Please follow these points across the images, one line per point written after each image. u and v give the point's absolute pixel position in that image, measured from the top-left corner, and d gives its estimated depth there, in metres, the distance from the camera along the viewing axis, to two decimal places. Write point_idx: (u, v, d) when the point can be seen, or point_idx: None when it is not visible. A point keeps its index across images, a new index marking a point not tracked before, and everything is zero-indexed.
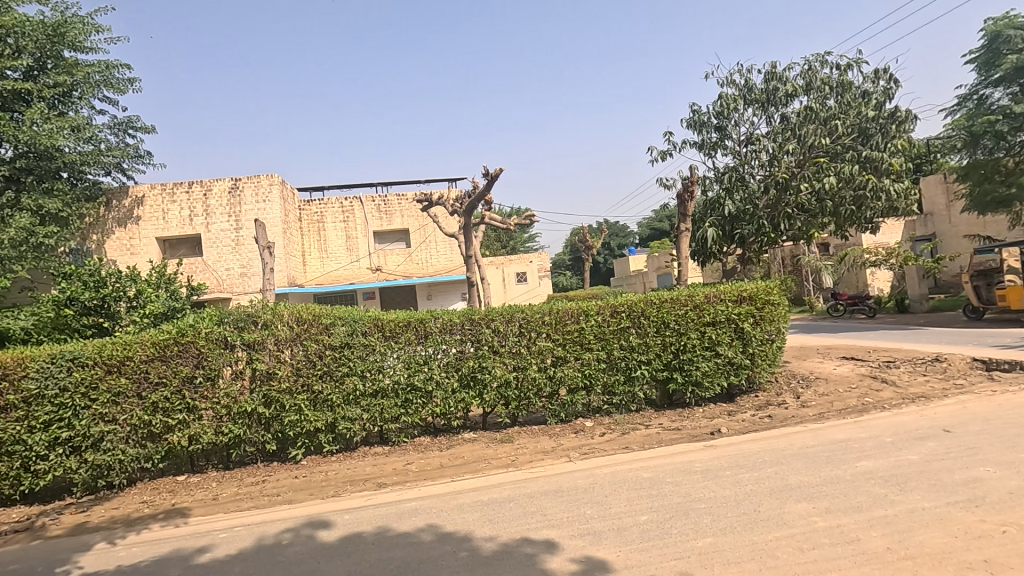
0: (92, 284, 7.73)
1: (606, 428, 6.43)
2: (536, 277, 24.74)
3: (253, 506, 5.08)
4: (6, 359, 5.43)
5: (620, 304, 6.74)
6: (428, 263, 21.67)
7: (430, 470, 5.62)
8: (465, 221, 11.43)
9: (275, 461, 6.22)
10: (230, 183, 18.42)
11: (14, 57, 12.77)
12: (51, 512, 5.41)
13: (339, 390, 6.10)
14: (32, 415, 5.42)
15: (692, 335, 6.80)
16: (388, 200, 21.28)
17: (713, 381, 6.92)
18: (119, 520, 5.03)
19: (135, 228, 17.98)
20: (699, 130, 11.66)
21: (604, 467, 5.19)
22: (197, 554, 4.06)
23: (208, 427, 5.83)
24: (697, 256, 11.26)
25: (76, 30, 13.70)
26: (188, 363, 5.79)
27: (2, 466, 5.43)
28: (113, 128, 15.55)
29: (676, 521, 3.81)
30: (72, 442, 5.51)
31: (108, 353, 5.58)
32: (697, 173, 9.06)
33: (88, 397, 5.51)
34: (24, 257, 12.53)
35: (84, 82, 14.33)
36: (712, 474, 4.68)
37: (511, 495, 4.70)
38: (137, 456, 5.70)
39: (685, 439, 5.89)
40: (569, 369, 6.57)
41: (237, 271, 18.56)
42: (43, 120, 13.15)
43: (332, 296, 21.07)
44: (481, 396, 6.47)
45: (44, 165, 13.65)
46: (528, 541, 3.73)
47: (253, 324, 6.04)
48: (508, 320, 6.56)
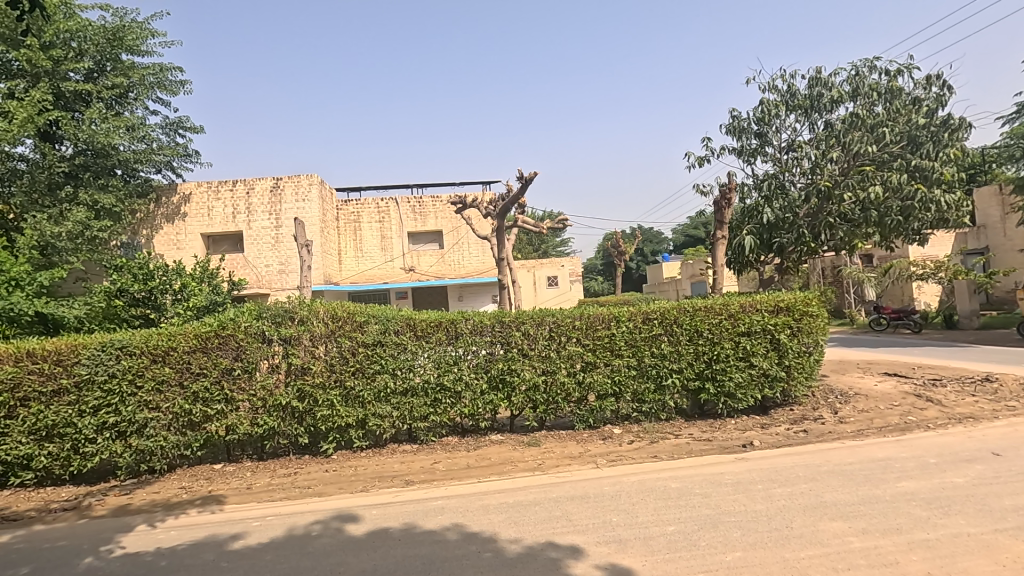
0: (142, 276, 8.10)
1: (635, 436, 6.37)
2: (568, 281, 24.68)
3: (284, 497, 5.21)
4: (60, 346, 5.72)
5: (652, 311, 6.67)
6: (460, 264, 21.81)
7: (457, 470, 5.66)
8: (499, 224, 11.46)
9: (306, 454, 6.37)
10: (272, 183, 18.99)
11: (76, 60, 13.54)
12: (97, 493, 5.67)
13: (370, 388, 6.21)
14: (83, 399, 5.70)
15: (726, 345, 6.67)
16: (423, 202, 21.57)
17: (746, 392, 6.76)
18: (159, 504, 5.23)
19: (181, 224, 18.68)
20: (738, 136, 11.46)
21: (631, 476, 5.13)
22: (231, 541, 4.19)
23: (244, 419, 6.01)
24: (733, 264, 10.90)
25: (135, 34, 14.28)
26: (227, 355, 5.99)
27: (53, 447, 5.72)
28: (165, 128, 16.21)
29: (705, 533, 3.74)
30: (118, 427, 5.78)
31: (154, 343, 5.83)
32: (734, 180, 8.87)
33: (134, 385, 5.77)
34: (79, 250, 13.30)
35: (140, 84, 14.96)
36: (743, 488, 4.57)
37: (536, 498, 4.70)
38: (177, 444, 5.92)
39: (716, 451, 5.77)
40: (598, 375, 6.52)
41: (276, 268, 19.06)
42: (101, 120, 13.87)
43: (366, 295, 21.42)
44: (509, 399, 6.49)
45: (100, 162, 14.35)
46: (552, 546, 3.72)
47: (290, 320, 6.22)
48: (539, 323, 6.57)
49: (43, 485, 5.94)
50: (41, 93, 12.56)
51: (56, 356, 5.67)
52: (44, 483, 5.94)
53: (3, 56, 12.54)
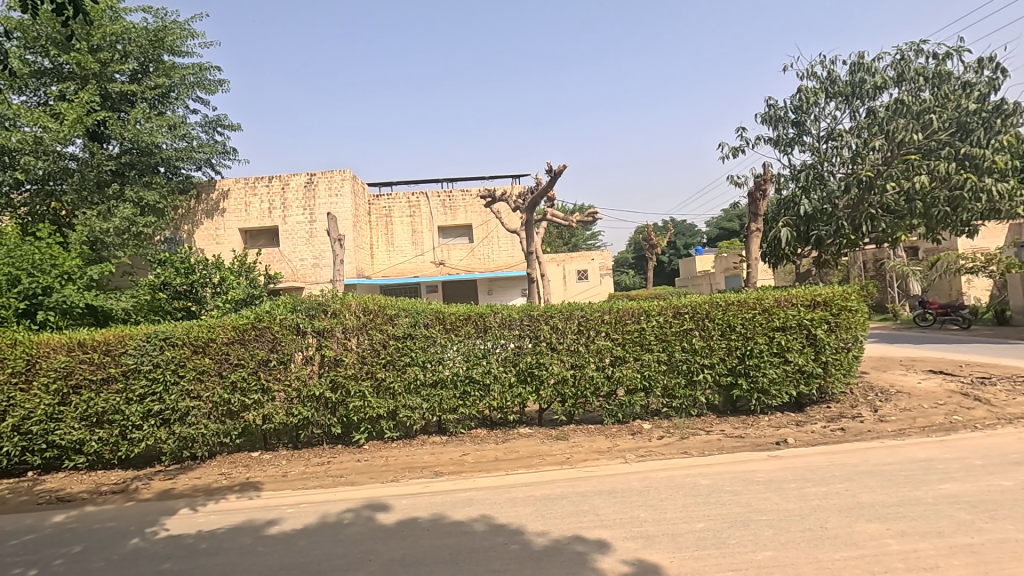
0: (183, 270, 8.48)
1: (665, 431, 6.31)
2: (598, 275, 24.46)
3: (318, 485, 5.36)
4: (108, 336, 6.03)
5: (683, 305, 6.56)
6: (490, 258, 21.84)
7: (485, 462, 5.71)
8: (528, 218, 11.39)
9: (339, 444, 6.51)
10: (306, 178, 19.44)
11: (121, 62, 13.97)
12: (143, 477, 5.94)
13: (401, 379, 6.31)
14: (130, 387, 6.00)
15: (759, 340, 6.51)
16: (452, 196, 21.68)
17: (781, 389, 6.59)
18: (201, 489, 5.44)
19: (221, 219, 19.27)
20: (774, 126, 11.12)
21: (661, 472, 5.08)
22: (267, 526, 4.33)
23: (280, 409, 6.19)
24: (768, 257, 10.69)
25: (175, 34, 14.71)
26: (264, 346, 6.17)
27: (103, 433, 6.03)
28: (204, 126, 16.70)
29: (735, 531, 3.69)
30: (162, 415, 6.05)
31: (195, 335, 6.07)
32: (770, 170, 8.63)
33: (177, 374, 6.03)
34: (125, 245, 13.96)
35: (181, 83, 15.31)
36: (776, 486, 4.48)
37: (564, 491, 4.71)
38: (217, 432, 6.14)
39: (748, 448, 5.67)
40: (628, 370, 6.47)
41: (310, 262, 19.48)
42: (145, 119, 14.31)
43: (397, 289, 21.75)
44: (538, 392, 6.50)
45: (144, 160, 14.80)
46: (579, 539, 3.73)
47: (323, 313, 6.35)
48: (567, 317, 6.56)
49: (94, 468, 6.26)
50: (90, 94, 13.23)
51: (105, 346, 5.98)
52: (95, 467, 6.27)
53: (56, 60, 13.36)
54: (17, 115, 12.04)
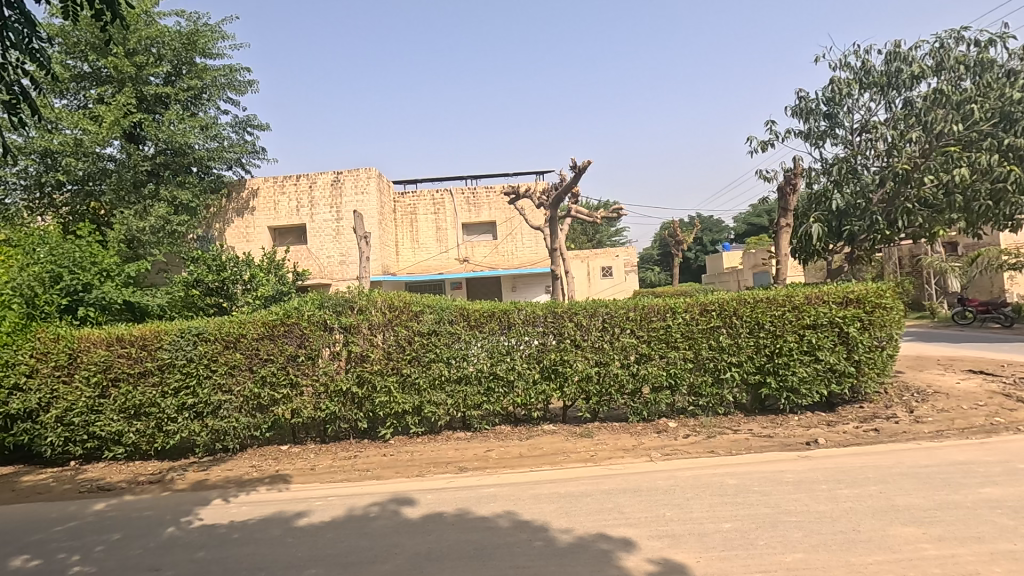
0: (215, 267, 8.74)
1: (691, 430, 6.23)
2: (623, 272, 24.24)
3: (345, 479, 5.45)
4: (145, 331, 6.23)
5: (710, 302, 6.46)
6: (514, 255, 21.83)
7: (509, 459, 5.73)
8: (552, 214, 11.35)
9: (366, 438, 6.61)
10: (333, 176, 19.72)
11: (156, 65, 14.36)
12: (178, 468, 6.12)
13: (426, 375, 6.37)
14: (165, 381, 6.19)
15: (789, 338, 6.37)
16: (476, 193, 21.73)
17: (811, 388, 6.44)
18: (232, 481, 5.59)
19: (251, 217, 19.68)
20: (804, 119, 10.84)
21: (686, 470, 5.02)
22: (296, 518, 4.42)
23: (308, 403, 6.30)
24: (799, 253, 10.44)
25: (206, 37, 15.05)
26: (292, 342, 6.30)
27: (141, 425, 6.24)
28: (235, 126, 17.06)
29: (763, 532, 3.62)
30: (196, 408, 6.22)
31: (226, 330, 6.22)
32: (800, 164, 8.42)
33: (210, 368, 6.19)
34: (160, 242, 14.40)
35: (212, 85, 15.62)
36: (805, 487, 4.38)
37: (588, 489, 4.69)
38: (248, 425, 6.28)
39: (777, 447, 5.56)
40: (653, 367, 6.41)
41: (337, 259, 19.77)
42: (178, 121, 14.70)
43: (422, 286, 21.93)
44: (562, 389, 6.48)
45: (178, 160, 15.20)
46: (604, 537, 3.71)
47: (350, 309, 6.44)
48: (592, 314, 6.52)
49: (132, 459, 6.48)
50: (126, 97, 13.68)
51: (142, 341, 6.18)
52: (133, 458, 6.49)
53: (95, 65, 13.83)
54: (60, 118, 12.58)
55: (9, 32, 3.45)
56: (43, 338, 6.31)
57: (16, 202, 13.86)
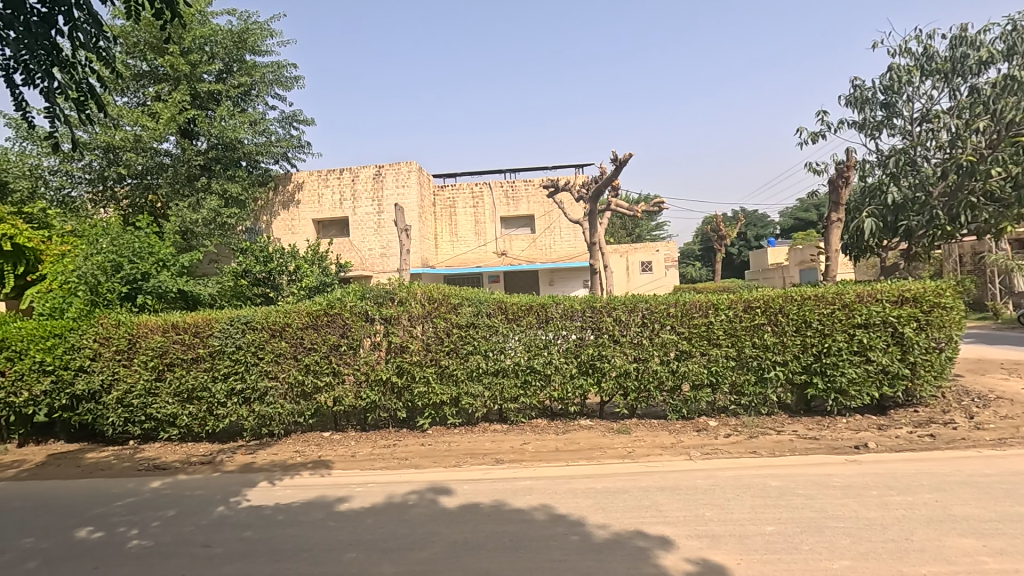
0: (262, 258, 9.07)
1: (733, 429, 6.08)
2: (663, 267, 23.82)
3: (384, 466, 5.57)
4: (197, 319, 6.52)
5: (755, 299, 6.27)
6: (552, 249, 21.76)
7: (546, 452, 5.73)
8: (591, 207, 11.23)
9: (404, 427, 6.73)
10: (374, 170, 20.09)
11: (208, 63, 14.91)
12: (227, 451, 6.40)
13: (463, 367, 6.43)
14: (216, 367, 6.46)
15: (838, 337, 6.12)
16: (515, 186, 21.73)
17: (861, 390, 6.18)
18: (278, 465, 5.79)
19: (296, 210, 20.23)
20: (859, 109, 10.37)
21: (727, 471, 4.91)
22: (338, 503, 4.55)
23: (350, 392, 6.46)
24: (851, 250, 10.02)
25: (256, 35, 15.48)
26: (335, 332, 6.46)
27: (193, 408, 6.53)
28: (282, 121, 17.55)
29: (808, 536, 3.51)
30: (244, 393, 6.47)
31: (273, 319, 6.45)
32: (854, 156, 8.05)
33: (257, 356, 6.43)
34: (211, 234, 14.99)
35: (261, 82, 16.01)
36: (854, 492, 4.22)
37: (625, 485, 4.65)
38: (292, 411, 6.50)
39: (823, 450, 5.37)
40: (694, 365, 6.28)
41: (378, 251, 20.14)
42: (230, 117, 15.22)
43: (460, 278, 22.11)
44: (600, 384, 6.43)
45: (229, 155, 15.74)
46: (641, 535, 3.67)
47: (390, 301, 6.56)
48: (631, 309, 6.43)
49: (185, 440, 6.81)
50: (181, 94, 14.32)
51: (195, 328, 6.47)
52: (186, 439, 6.82)
53: (152, 63, 14.46)
54: (121, 115, 13.29)
55: (78, 33, 3.63)
56: (105, 324, 6.69)
57: (82, 195, 14.69)
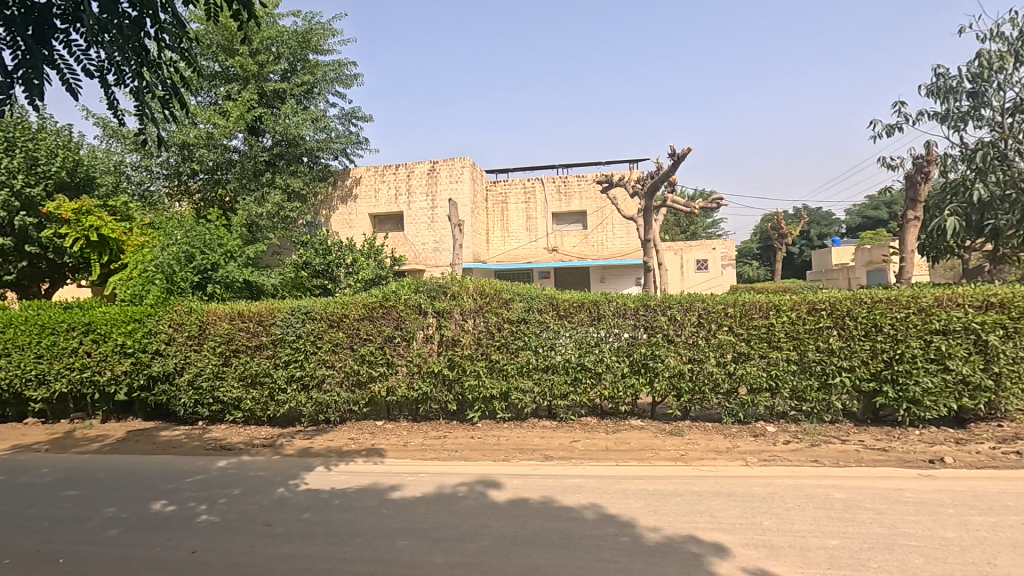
0: (322, 252, 9.44)
1: (793, 436, 5.82)
2: (719, 266, 23.05)
3: (434, 457, 5.66)
4: (262, 308, 6.83)
5: (820, 300, 5.97)
6: (604, 245, 21.45)
7: (595, 451, 5.67)
8: (647, 204, 10.99)
9: (455, 420, 6.82)
10: (429, 166, 20.43)
11: (274, 63, 15.54)
12: (287, 435, 6.68)
13: (514, 362, 6.44)
14: (278, 354, 6.75)
15: (912, 344, 5.73)
16: (568, 181, 21.56)
17: (937, 401, 5.77)
18: (333, 451, 5.99)
19: (354, 204, 20.84)
20: (940, 99, 9.68)
21: (787, 479, 4.70)
22: (390, 491, 4.66)
23: (403, 382, 6.60)
24: (928, 250, 9.45)
25: (319, 35, 16.02)
26: (390, 323, 6.62)
27: (256, 393, 6.85)
28: (341, 118, 18.09)
29: (877, 554, 3.31)
30: (303, 380, 6.73)
31: (331, 310, 6.67)
32: (935, 150, 7.52)
33: (316, 345, 6.67)
34: (275, 227, 15.68)
35: (323, 80, 16.55)
36: (928, 509, 3.95)
37: (678, 488, 4.54)
38: (348, 400, 6.70)
39: (893, 463, 5.06)
40: (752, 368, 6.05)
41: (431, 246, 20.48)
42: (293, 114, 15.83)
43: (511, 274, 22.19)
44: (652, 384, 6.29)
45: (292, 151, 16.34)
46: (694, 540, 3.57)
47: (443, 295, 6.65)
48: (686, 309, 6.26)
49: (249, 423, 7.16)
50: (249, 93, 15.04)
51: (259, 317, 6.79)
52: (249, 422, 7.17)
53: (224, 64, 15.19)
54: (196, 114, 14.11)
55: (164, 35, 3.85)
56: (179, 311, 7.10)
57: (159, 189, 15.59)
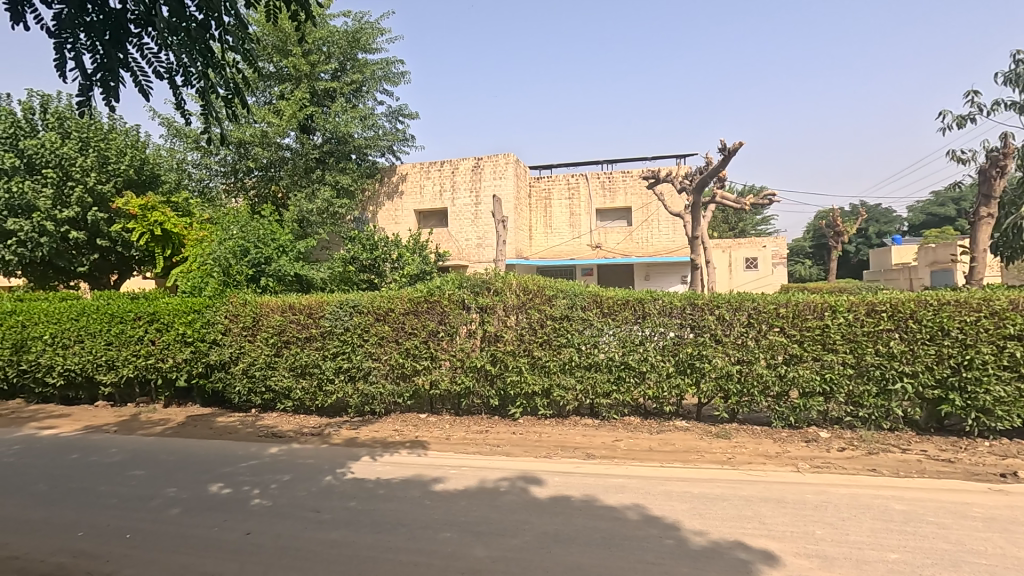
0: (369, 247, 9.67)
1: (848, 443, 5.57)
2: (770, 265, 22.27)
3: (476, 451, 5.71)
4: (312, 301, 7.05)
5: (880, 302, 5.68)
6: (649, 242, 21.08)
7: (638, 451, 5.59)
8: (694, 200, 10.73)
9: (496, 415, 6.85)
10: (473, 162, 20.57)
11: (326, 62, 15.97)
12: (334, 425, 6.87)
13: (556, 359, 6.42)
14: (326, 346, 6.95)
15: (983, 349, 5.37)
16: (612, 177, 21.30)
17: (1010, 411, 5.39)
18: (378, 442, 6.12)
19: (400, 201, 21.22)
20: (1018, 87, 9.04)
21: (842, 488, 4.49)
22: (433, 483, 4.73)
23: (446, 376, 6.68)
24: (1000, 250, 8.79)
25: (368, 34, 16.37)
26: (434, 318, 6.71)
27: (305, 383, 7.09)
28: (388, 116, 18.41)
29: (941, 571, 3.13)
30: (350, 372, 6.91)
31: (378, 304, 6.82)
32: (1012, 143, 7.02)
33: (363, 338, 6.84)
34: (325, 223, 16.16)
35: (371, 78, 16.90)
36: (999, 526, 3.70)
37: (725, 492, 4.42)
38: (393, 392, 6.84)
39: (959, 475, 4.76)
40: (805, 370, 5.82)
41: (474, 242, 20.63)
42: (342, 112, 16.25)
43: (553, 271, 22.09)
44: (698, 385, 6.14)
45: (341, 148, 16.76)
46: (742, 546, 3.46)
47: (487, 291, 6.69)
48: (736, 308, 6.08)
49: (299, 412, 7.40)
50: (302, 93, 15.51)
51: (310, 310, 7.01)
52: (299, 411, 7.41)
53: (278, 65, 15.71)
54: (252, 114, 14.66)
55: (228, 36, 4.00)
56: (235, 303, 7.41)
57: (217, 186, 16.19)
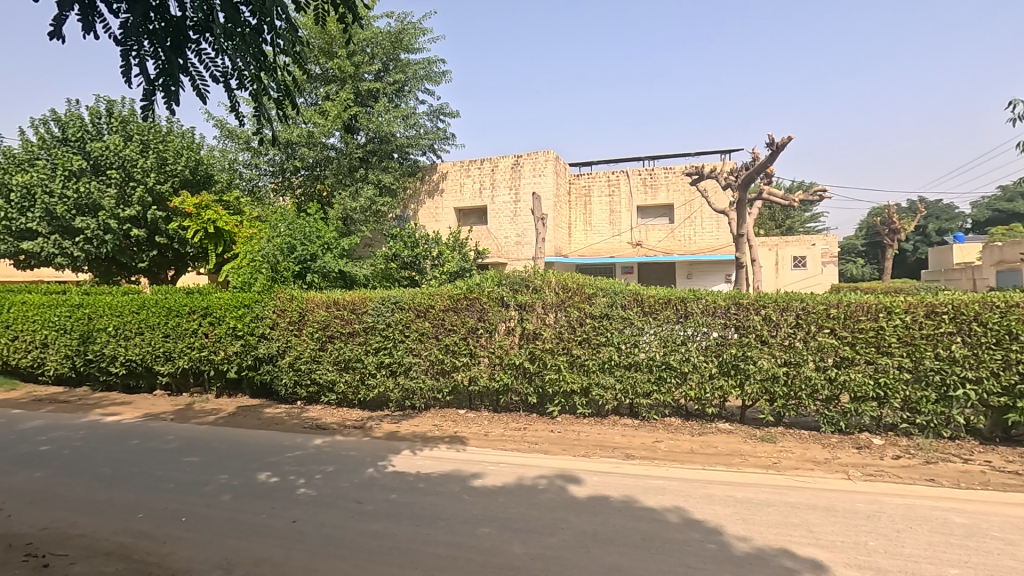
0: (410, 245, 9.85)
1: (903, 451, 5.31)
2: (819, 264, 21.44)
3: (514, 448, 5.73)
4: (355, 297, 7.22)
5: (941, 303, 5.38)
6: (691, 240, 20.64)
7: (679, 453, 5.48)
8: (739, 196, 10.44)
9: (535, 412, 6.84)
10: (513, 160, 20.60)
11: (370, 63, 16.29)
12: (375, 418, 7.02)
13: (595, 357, 6.37)
14: (368, 341, 7.11)
15: None
16: (654, 174, 20.94)
17: None
18: (418, 436, 6.22)
19: (440, 198, 21.46)
20: None
21: (897, 498, 4.29)
22: (472, 478, 4.77)
23: (484, 373, 6.72)
24: None
25: (411, 34, 16.61)
26: (474, 315, 6.77)
27: (348, 377, 7.27)
28: (430, 115, 18.63)
29: None
30: (391, 367, 7.05)
31: (418, 301, 6.92)
32: None
33: (404, 334, 6.96)
34: (367, 220, 16.51)
35: (413, 78, 17.15)
36: None
37: (771, 498, 4.29)
38: (432, 387, 6.94)
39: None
40: (857, 374, 5.58)
41: (513, 239, 20.66)
42: (385, 112, 16.55)
43: (593, 269, 21.91)
44: (742, 387, 5.97)
45: (384, 147, 17.08)
46: (788, 554, 3.35)
47: (525, 288, 6.70)
48: (783, 308, 5.88)
49: (342, 405, 7.60)
50: (346, 93, 15.88)
51: (353, 305, 7.18)
52: (342, 404, 7.61)
53: (324, 67, 16.13)
54: (300, 115, 15.12)
55: (279, 40, 4.12)
56: (282, 298, 7.66)
57: (266, 185, 16.76)
